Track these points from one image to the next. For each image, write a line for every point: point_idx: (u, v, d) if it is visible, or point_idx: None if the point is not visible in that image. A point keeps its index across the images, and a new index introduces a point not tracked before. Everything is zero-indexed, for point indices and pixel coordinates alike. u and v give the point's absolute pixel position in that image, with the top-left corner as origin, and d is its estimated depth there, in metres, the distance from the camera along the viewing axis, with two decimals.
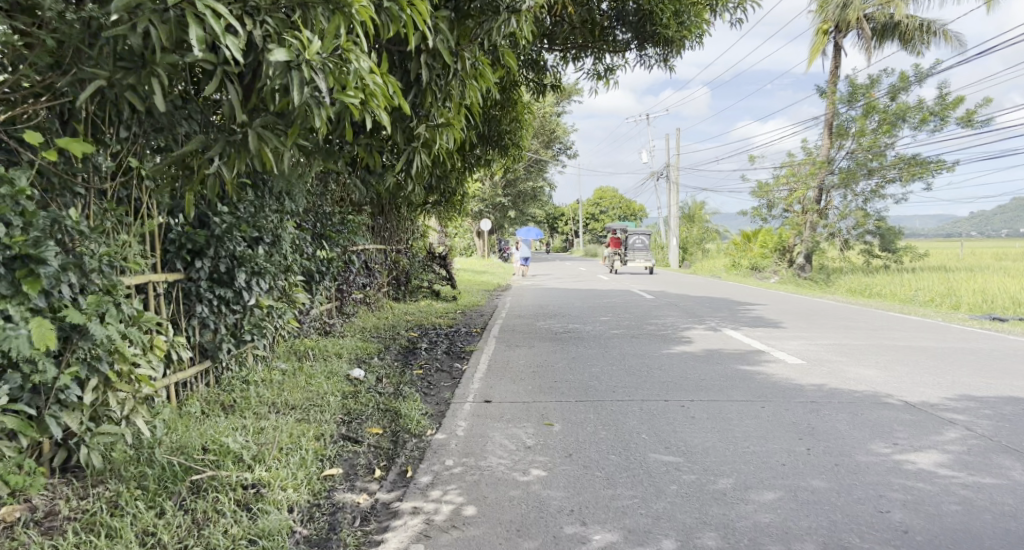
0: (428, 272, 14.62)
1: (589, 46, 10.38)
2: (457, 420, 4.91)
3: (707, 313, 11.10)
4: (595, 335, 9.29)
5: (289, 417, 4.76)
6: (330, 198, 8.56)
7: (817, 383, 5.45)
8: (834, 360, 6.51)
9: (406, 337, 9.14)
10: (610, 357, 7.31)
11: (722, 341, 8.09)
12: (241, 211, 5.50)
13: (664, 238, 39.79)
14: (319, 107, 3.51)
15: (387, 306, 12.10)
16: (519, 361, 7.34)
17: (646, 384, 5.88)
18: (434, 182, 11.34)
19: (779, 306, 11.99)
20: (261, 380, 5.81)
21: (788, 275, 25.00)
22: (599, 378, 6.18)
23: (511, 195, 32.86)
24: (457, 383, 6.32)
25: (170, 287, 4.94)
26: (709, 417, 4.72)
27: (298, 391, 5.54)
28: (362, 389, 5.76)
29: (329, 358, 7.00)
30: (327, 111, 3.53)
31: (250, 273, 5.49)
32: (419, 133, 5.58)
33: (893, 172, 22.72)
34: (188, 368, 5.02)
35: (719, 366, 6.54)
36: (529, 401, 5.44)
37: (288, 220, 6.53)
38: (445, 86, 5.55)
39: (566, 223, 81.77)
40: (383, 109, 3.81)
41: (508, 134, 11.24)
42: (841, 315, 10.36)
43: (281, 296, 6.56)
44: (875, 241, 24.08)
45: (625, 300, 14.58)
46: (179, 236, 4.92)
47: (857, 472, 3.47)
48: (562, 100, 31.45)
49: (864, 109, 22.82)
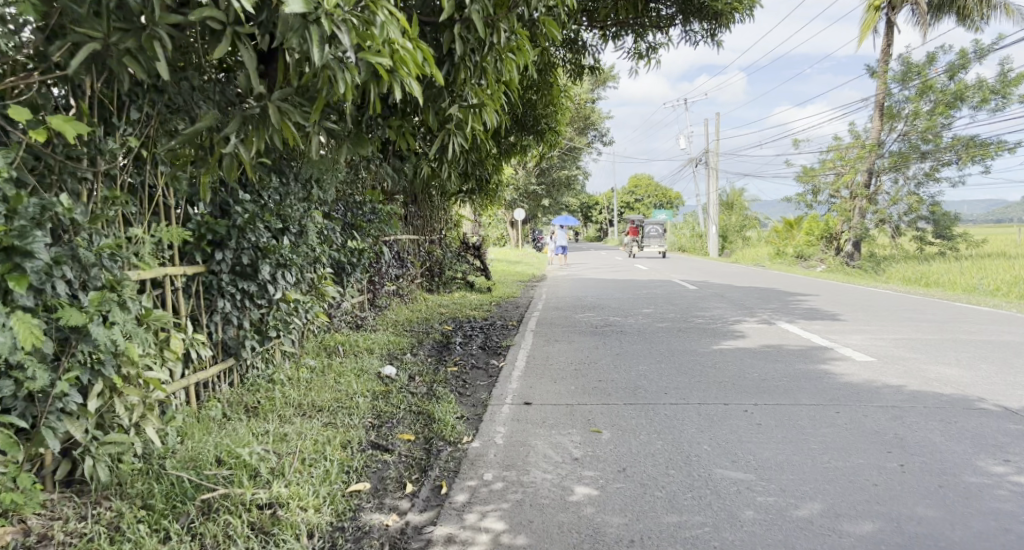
0: (462, 262, 14.24)
1: (632, 23, 9.93)
2: (496, 426, 4.49)
3: (756, 305, 10.55)
4: (639, 328, 8.83)
5: (317, 421, 4.42)
6: (360, 186, 8.21)
7: (896, 386, 4.98)
8: (908, 357, 6.01)
9: (441, 331, 8.78)
10: (657, 354, 6.86)
11: (777, 336, 7.60)
12: (265, 199, 5.16)
13: (702, 226, 38.94)
14: (342, 70, 3.15)
15: (421, 298, 11.75)
16: (560, 357, 6.92)
17: (700, 384, 5.41)
18: (468, 170, 10.95)
19: (833, 297, 11.38)
20: (289, 380, 5.45)
21: (834, 263, 24.08)
22: (648, 377, 5.72)
23: (546, 184, 32.37)
24: (495, 381, 5.93)
25: (189, 280, 4.59)
26: (778, 425, 4.26)
27: (327, 391, 5.21)
28: (393, 389, 5.40)
29: (360, 354, 6.65)
30: (351, 74, 3.18)
31: (275, 265, 5.13)
32: (453, 112, 5.21)
33: (949, 155, 21.70)
34: (210, 367, 4.67)
35: (780, 365, 6.06)
36: (574, 404, 4.99)
37: (316, 209, 6.18)
38: (480, 60, 5.16)
39: (601, 212, 80.96)
40: (414, 78, 3.46)
41: (545, 118, 10.80)
42: (902, 306, 9.75)
43: (309, 289, 6.21)
44: (928, 227, 23.08)
45: (666, 290, 14.06)
46: (197, 226, 4.55)
47: (970, 499, 3.07)
48: (598, 85, 30.78)
49: (918, 89, 21.81)
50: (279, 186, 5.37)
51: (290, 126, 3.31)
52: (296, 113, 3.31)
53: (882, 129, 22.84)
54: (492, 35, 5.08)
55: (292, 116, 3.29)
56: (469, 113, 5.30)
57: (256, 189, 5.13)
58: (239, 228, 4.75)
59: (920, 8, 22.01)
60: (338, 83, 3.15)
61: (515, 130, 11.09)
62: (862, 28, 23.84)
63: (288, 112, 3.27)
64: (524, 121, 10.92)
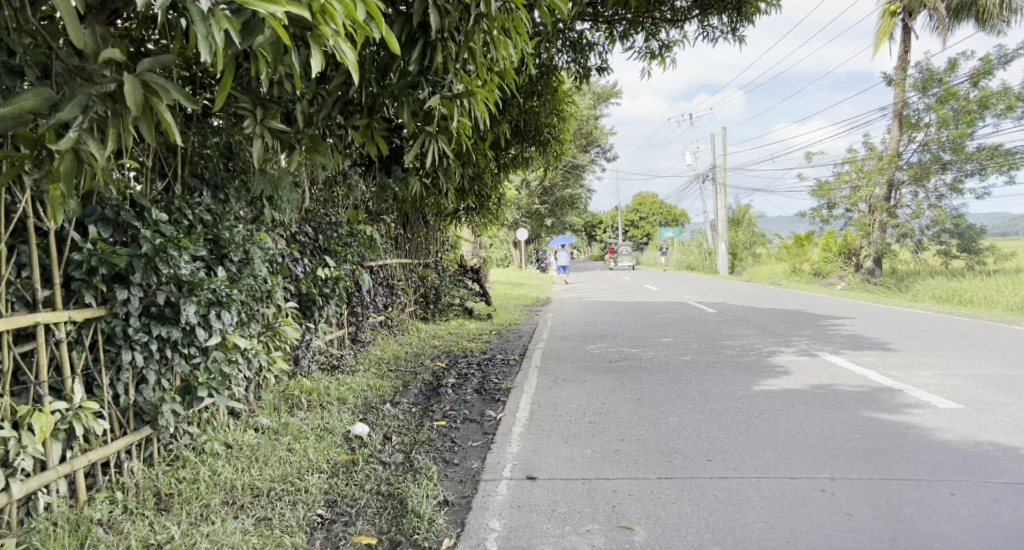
0: (459, 287, 13.09)
1: (641, 19, 8.90)
2: (488, 519, 3.38)
3: (789, 331, 9.36)
4: (660, 362, 7.67)
5: (244, 519, 3.28)
6: (333, 202, 7.11)
7: (1015, 451, 3.84)
8: (1006, 403, 4.84)
9: (431, 370, 7.64)
10: (687, 398, 5.68)
11: (827, 371, 6.41)
12: (190, 218, 4.06)
13: (711, 243, 37.77)
14: (209, 21, 2.31)
15: (413, 329, 10.60)
16: (570, 404, 5.74)
17: (752, 446, 4.26)
18: (462, 183, 9.87)
19: (873, 321, 10.17)
20: (230, 449, 4.31)
21: (857, 281, 23.00)
22: (680, 436, 4.57)
23: (549, 203, 31.31)
24: (492, 441, 4.77)
25: (81, 329, 3.47)
26: (875, 515, 3.16)
27: (271, 466, 4.03)
28: (360, 458, 4.26)
29: (330, 406, 5.50)
30: (223, 25, 2.34)
31: (204, 304, 4.02)
32: (432, 102, 4.15)
33: (973, 165, 20.53)
34: (113, 443, 3.54)
35: (846, 413, 4.86)
36: (591, 478, 3.84)
37: (270, 232, 5.07)
38: (465, 37, 4.04)
39: (605, 231, 80.14)
40: (344, 40, 2.62)
41: (547, 127, 9.74)
42: (958, 332, 8.53)
43: (262, 329, 5.08)
44: (953, 241, 21.86)
45: (683, 314, 12.85)
46: (88, 257, 3.43)
47: None
48: (599, 101, 29.92)
49: (939, 97, 20.77)
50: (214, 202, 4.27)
51: (164, 107, 2.45)
52: (172, 91, 2.46)
53: (901, 138, 21.89)
54: (478, 2, 3.98)
55: (165, 96, 2.45)
56: (453, 103, 4.25)
57: (178, 208, 4.04)
58: (149, 261, 3.63)
59: (939, 12, 21.17)
60: (203, 41, 2.31)
61: (514, 141, 10.02)
62: (877, 34, 22.94)
63: (159, 91, 2.43)
64: (523, 130, 9.84)
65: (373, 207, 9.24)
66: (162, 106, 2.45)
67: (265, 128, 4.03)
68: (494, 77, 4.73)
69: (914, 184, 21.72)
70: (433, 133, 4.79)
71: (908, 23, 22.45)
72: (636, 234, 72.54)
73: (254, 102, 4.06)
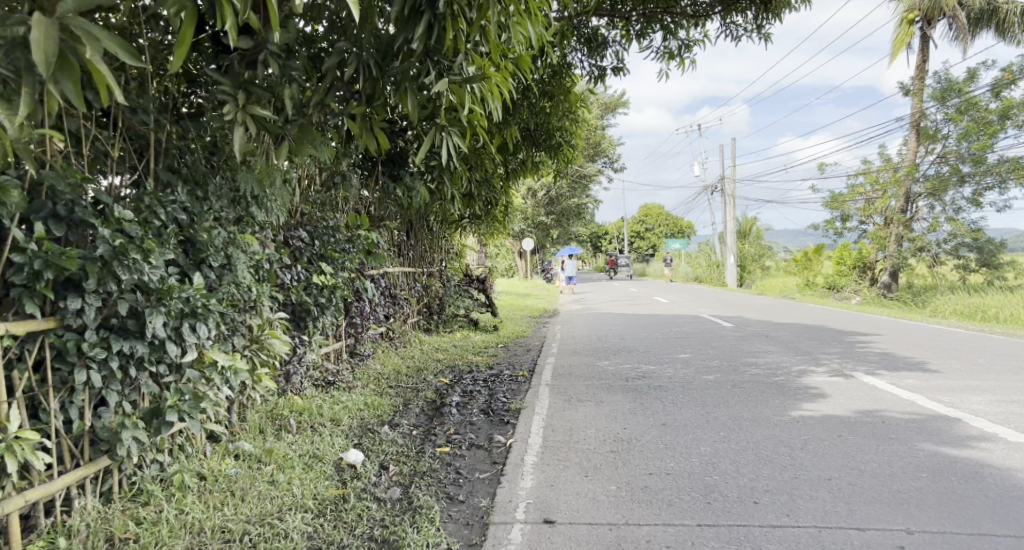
0: (464, 297, 12.57)
1: (661, 15, 8.40)
2: None
3: (815, 349, 8.81)
4: (681, 381, 7.13)
5: None
6: (329, 205, 6.61)
7: None
8: None
9: (435, 386, 7.11)
10: (718, 425, 5.14)
11: (868, 395, 5.86)
12: (161, 216, 3.53)
13: (719, 256, 37.19)
14: None
15: (416, 341, 10.07)
16: (587, 429, 5.19)
17: (803, 487, 3.71)
18: (467, 188, 9.36)
19: (902, 339, 9.61)
20: (204, 481, 3.76)
21: (872, 295, 22.44)
22: (716, 471, 4.03)
23: (555, 213, 30.79)
24: (502, 473, 4.23)
25: (24, 344, 2.97)
26: None
27: (251, 503, 3.51)
28: (354, 494, 3.73)
29: (322, 428, 4.97)
30: None
31: (176, 316, 3.49)
32: (440, 86, 3.66)
33: (993, 178, 19.98)
34: (56, 480, 3.05)
35: (903, 444, 4.34)
36: (620, 524, 3.29)
37: (256, 235, 4.55)
38: (479, 13, 3.53)
39: (610, 242, 79.62)
40: None
41: (559, 131, 9.23)
42: (999, 352, 7.97)
43: (247, 343, 4.55)
44: (972, 255, 21.24)
45: (698, 328, 12.29)
46: (31, 260, 2.91)
47: None
48: (607, 110, 29.46)
49: (958, 108, 20.24)
50: (190, 200, 3.75)
51: (90, 55, 2.14)
52: (100, 38, 2.15)
53: (918, 149, 21.35)
54: None
55: (90, 44, 2.14)
56: (463, 89, 3.78)
57: (149, 206, 3.51)
58: (105, 266, 3.11)
59: (958, 22, 20.67)
60: None
61: (524, 145, 9.52)
62: (894, 43, 22.42)
63: (83, 37, 2.13)
64: (534, 134, 9.33)
65: (374, 212, 8.74)
66: (89, 56, 2.14)
67: (247, 115, 3.52)
68: (509, 63, 4.26)
69: (932, 197, 21.16)
70: (442, 126, 4.29)
71: (926, 32, 21.92)
72: (642, 245, 71.99)
73: (235, 86, 3.55)
